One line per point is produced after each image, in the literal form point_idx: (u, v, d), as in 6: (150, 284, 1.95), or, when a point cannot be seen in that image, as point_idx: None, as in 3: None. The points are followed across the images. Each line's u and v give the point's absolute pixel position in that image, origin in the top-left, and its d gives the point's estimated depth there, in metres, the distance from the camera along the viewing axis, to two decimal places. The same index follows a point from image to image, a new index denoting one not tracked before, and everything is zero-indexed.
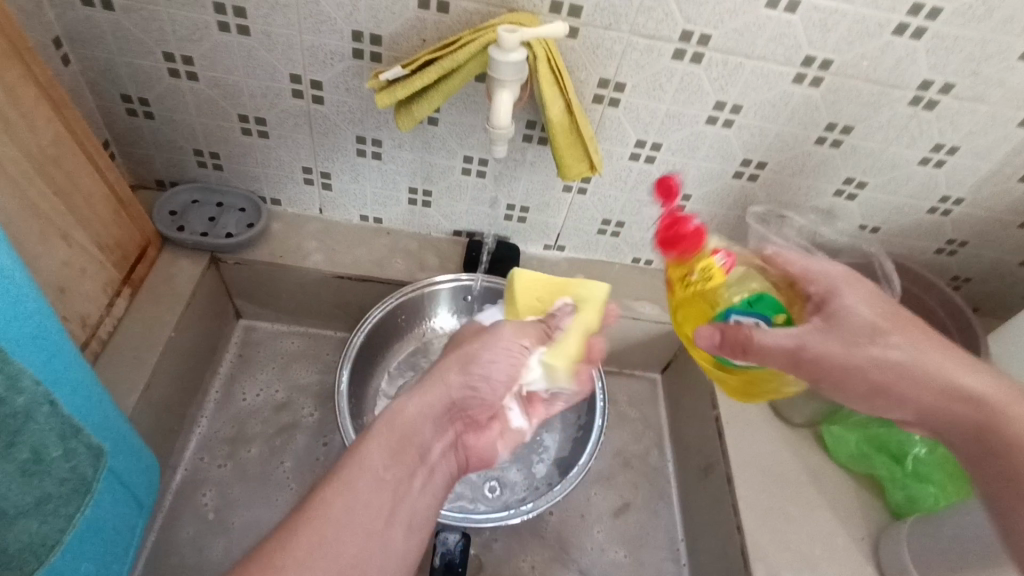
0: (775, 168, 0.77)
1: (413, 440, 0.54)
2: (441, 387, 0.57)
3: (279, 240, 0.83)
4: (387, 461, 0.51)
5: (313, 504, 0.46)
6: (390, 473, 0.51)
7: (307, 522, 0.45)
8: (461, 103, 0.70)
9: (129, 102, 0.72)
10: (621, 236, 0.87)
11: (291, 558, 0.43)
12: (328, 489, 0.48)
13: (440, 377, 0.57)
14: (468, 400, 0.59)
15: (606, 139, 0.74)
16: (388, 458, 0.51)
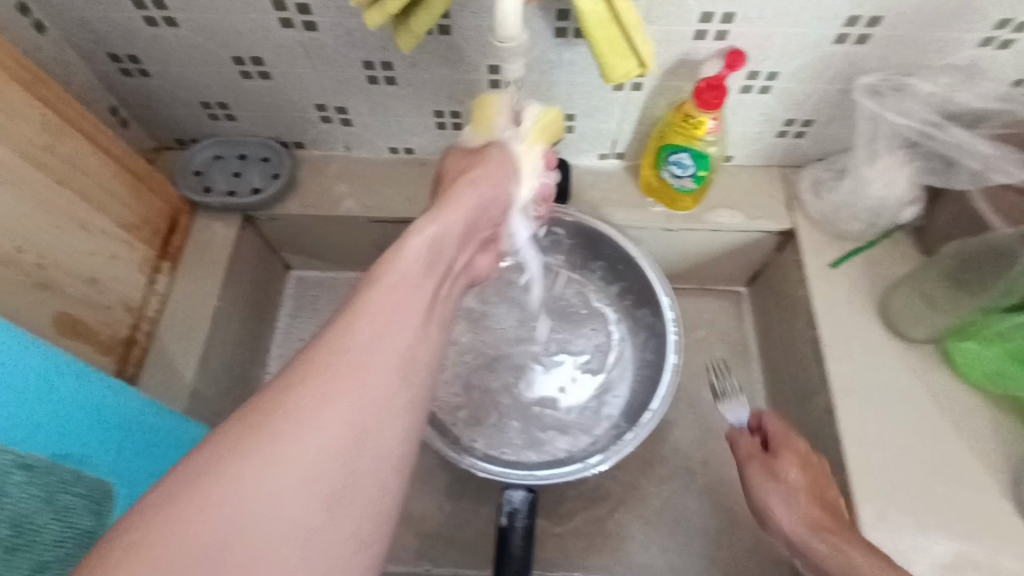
0: (894, 21, 0.58)
1: (436, 264, 0.48)
2: (456, 205, 0.52)
3: (310, 188, 0.77)
4: (416, 277, 0.45)
5: (337, 328, 0.39)
6: (420, 299, 0.44)
7: (335, 342, 0.38)
8: (472, 3, 0.57)
9: (119, 62, 0.66)
10: None
11: (311, 384, 0.36)
12: (350, 316, 0.40)
13: (454, 198, 0.52)
14: (480, 220, 0.55)
15: (661, 18, 0.58)
16: (418, 270, 0.46)
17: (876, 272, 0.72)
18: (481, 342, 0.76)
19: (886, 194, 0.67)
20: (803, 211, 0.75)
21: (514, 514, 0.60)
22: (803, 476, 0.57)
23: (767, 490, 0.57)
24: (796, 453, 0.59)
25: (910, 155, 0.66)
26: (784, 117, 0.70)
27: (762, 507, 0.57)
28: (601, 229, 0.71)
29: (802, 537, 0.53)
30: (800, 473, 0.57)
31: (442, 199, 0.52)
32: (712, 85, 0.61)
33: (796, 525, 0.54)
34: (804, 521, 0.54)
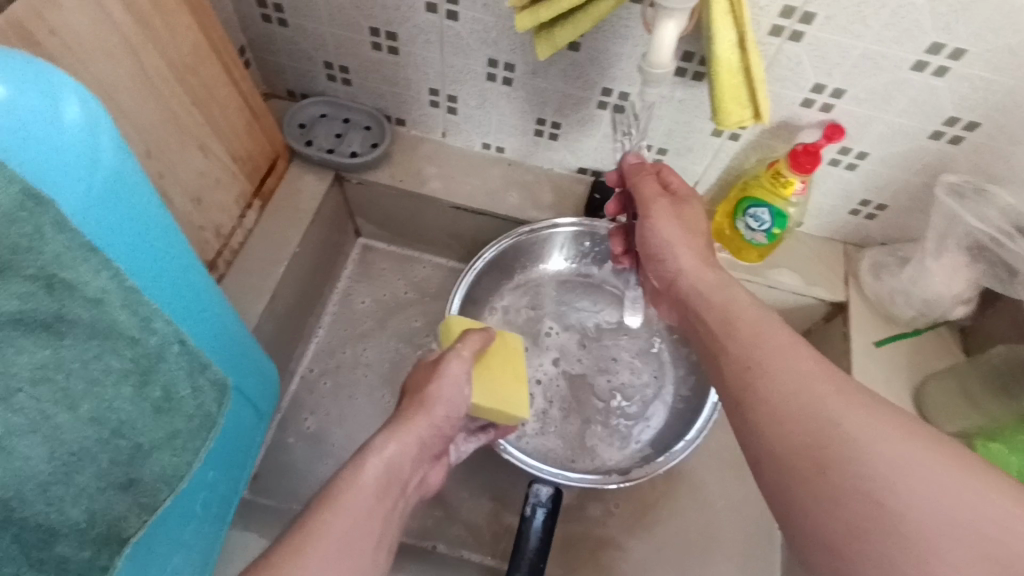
0: (992, 130, 0.62)
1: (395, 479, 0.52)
2: (419, 422, 0.54)
3: (401, 163, 0.81)
4: (370, 497, 0.49)
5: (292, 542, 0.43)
6: (378, 508, 0.49)
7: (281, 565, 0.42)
8: (608, 28, 0.61)
9: (264, 8, 0.70)
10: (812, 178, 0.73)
11: None
12: (304, 531, 0.44)
13: (418, 414, 0.54)
14: (435, 436, 0.56)
15: (777, 79, 0.62)
16: (374, 491, 0.49)
17: (917, 361, 0.74)
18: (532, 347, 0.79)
19: (945, 289, 0.70)
20: (860, 288, 0.78)
21: (537, 506, 0.63)
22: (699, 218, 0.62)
23: (668, 230, 0.61)
24: (699, 210, 0.63)
25: (974, 257, 0.68)
26: (862, 196, 0.73)
27: (658, 249, 0.62)
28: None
29: (695, 276, 0.59)
30: (691, 225, 0.62)
31: (405, 412, 0.55)
32: (809, 151, 0.64)
33: (695, 266, 0.59)
34: (700, 264, 0.59)
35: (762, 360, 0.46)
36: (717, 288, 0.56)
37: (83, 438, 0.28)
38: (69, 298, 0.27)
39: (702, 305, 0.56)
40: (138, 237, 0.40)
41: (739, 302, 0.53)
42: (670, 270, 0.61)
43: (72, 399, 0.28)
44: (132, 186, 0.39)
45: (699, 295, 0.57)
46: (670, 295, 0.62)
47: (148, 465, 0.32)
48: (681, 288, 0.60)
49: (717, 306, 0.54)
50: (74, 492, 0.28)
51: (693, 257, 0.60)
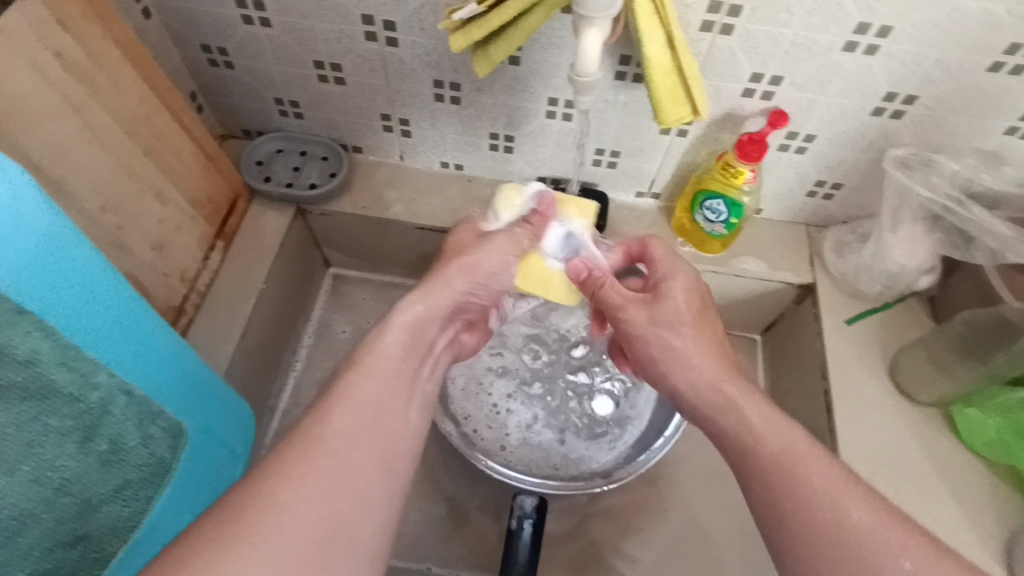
0: (930, 102, 0.63)
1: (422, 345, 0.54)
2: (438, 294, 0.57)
3: (360, 190, 0.81)
4: (395, 359, 0.51)
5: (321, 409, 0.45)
6: (404, 367, 0.51)
7: (309, 437, 0.42)
8: (544, 39, 0.62)
9: (209, 52, 0.71)
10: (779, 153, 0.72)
11: (298, 469, 0.40)
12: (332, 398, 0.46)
13: (439, 286, 0.58)
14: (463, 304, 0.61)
15: (715, 74, 0.64)
16: (395, 364, 0.51)
17: (888, 334, 0.75)
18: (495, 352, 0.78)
19: (905, 260, 0.71)
20: (824, 267, 0.79)
21: (524, 518, 0.63)
22: (690, 324, 0.56)
23: (652, 328, 0.57)
24: (694, 323, 0.57)
25: (930, 226, 0.70)
26: (815, 178, 0.74)
27: (655, 362, 0.57)
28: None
29: (693, 386, 0.54)
30: (686, 338, 0.56)
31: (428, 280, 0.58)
32: (755, 141, 0.65)
33: (695, 378, 0.54)
34: (704, 367, 0.54)
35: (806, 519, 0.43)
36: (728, 396, 0.52)
37: (25, 500, 0.28)
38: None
39: (719, 418, 0.52)
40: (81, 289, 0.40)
41: (756, 417, 0.49)
42: (669, 381, 0.57)
43: (10, 462, 0.27)
44: (67, 236, 0.39)
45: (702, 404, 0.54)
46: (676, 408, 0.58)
47: (98, 520, 0.32)
48: (683, 394, 0.55)
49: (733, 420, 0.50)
50: (18, 554, 0.28)
51: (702, 361, 0.55)
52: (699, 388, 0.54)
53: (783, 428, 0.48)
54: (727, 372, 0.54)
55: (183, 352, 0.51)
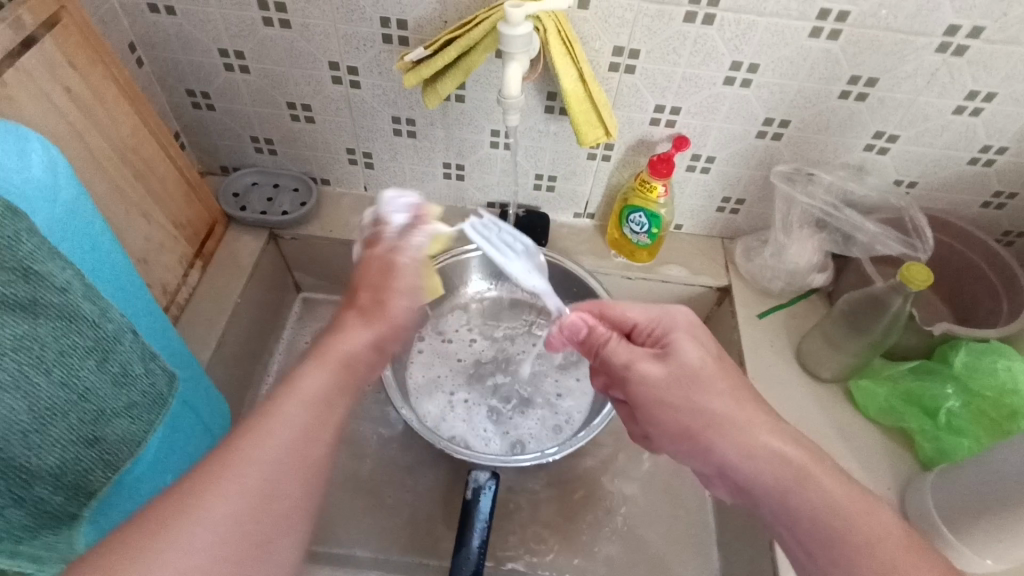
0: (799, 125, 0.77)
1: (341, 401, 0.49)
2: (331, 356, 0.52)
3: (329, 217, 0.91)
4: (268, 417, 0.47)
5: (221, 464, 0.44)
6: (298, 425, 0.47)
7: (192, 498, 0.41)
8: (482, 79, 0.75)
9: (193, 96, 0.81)
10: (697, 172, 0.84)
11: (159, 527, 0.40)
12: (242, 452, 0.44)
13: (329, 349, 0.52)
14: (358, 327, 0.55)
15: (626, 105, 0.77)
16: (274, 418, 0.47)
17: (794, 325, 0.86)
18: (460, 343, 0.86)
19: (799, 259, 0.84)
20: (737, 271, 0.90)
21: (479, 488, 0.69)
22: (720, 388, 0.53)
23: (693, 389, 0.53)
24: (724, 389, 0.52)
25: (817, 229, 0.83)
26: (722, 195, 0.87)
27: (687, 428, 0.53)
28: (570, 268, 0.86)
29: (749, 459, 0.49)
30: (716, 397, 0.52)
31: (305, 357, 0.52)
32: (664, 159, 0.78)
33: (746, 451, 0.50)
34: (744, 437, 0.50)
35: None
36: (796, 485, 0.48)
37: (54, 399, 0.35)
38: (41, 284, 0.35)
39: (789, 509, 0.48)
40: (105, 265, 0.48)
41: (836, 501, 0.47)
42: (712, 452, 0.51)
43: (45, 363, 0.35)
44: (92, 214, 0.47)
45: (768, 491, 0.49)
46: (721, 481, 0.52)
47: (110, 428, 0.39)
48: (733, 466, 0.50)
49: (817, 512, 0.47)
50: (48, 440, 0.35)
51: (765, 448, 0.49)
52: (759, 469, 0.49)
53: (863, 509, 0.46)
54: (788, 449, 0.49)
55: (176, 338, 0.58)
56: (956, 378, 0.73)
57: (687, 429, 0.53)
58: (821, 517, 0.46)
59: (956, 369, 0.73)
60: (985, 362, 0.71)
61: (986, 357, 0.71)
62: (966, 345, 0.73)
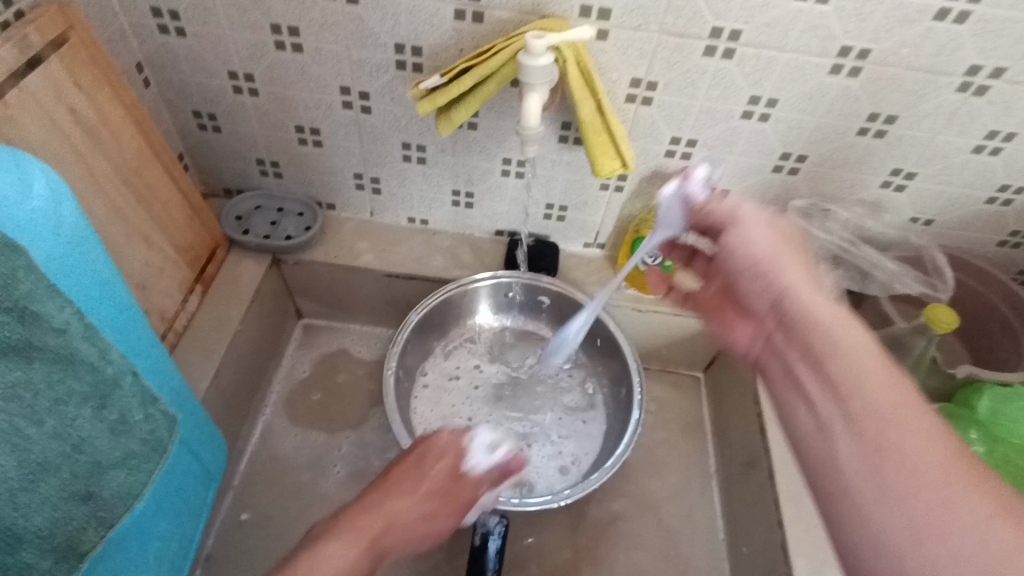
0: (816, 160, 0.76)
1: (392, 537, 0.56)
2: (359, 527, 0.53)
3: (333, 242, 0.89)
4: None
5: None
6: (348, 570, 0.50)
7: None
8: (497, 107, 0.73)
9: (199, 118, 0.80)
10: None
11: None
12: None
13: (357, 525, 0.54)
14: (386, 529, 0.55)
15: (641, 137, 0.76)
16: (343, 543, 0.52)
17: None
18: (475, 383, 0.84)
19: None
20: None
21: (488, 535, 0.67)
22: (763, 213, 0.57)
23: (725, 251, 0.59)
24: (776, 233, 0.55)
25: (835, 265, 0.81)
26: None
27: (755, 261, 0.54)
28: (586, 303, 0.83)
29: (789, 291, 0.50)
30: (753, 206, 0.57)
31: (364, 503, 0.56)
32: None
33: (795, 284, 0.50)
34: (803, 281, 0.50)
35: (851, 486, 0.39)
36: (840, 364, 0.42)
37: (46, 450, 0.32)
38: (37, 324, 0.32)
39: (815, 424, 0.43)
40: (106, 301, 0.46)
41: (871, 389, 0.40)
42: (767, 284, 0.53)
43: (36, 412, 0.32)
44: (96, 247, 0.44)
45: (814, 385, 0.44)
46: (770, 314, 0.52)
47: (107, 481, 0.36)
48: (778, 300, 0.51)
49: (843, 403, 0.41)
50: (39, 497, 0.32)
51: (851, 337, 0.44)
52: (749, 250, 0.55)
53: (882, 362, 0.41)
54: (863, 333, 0.43)
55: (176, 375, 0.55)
56: (979, 424, 0.70)
57: (751, 214, 0.56)
58: (822, 328, 0.45)
59: (980, 414, 0.70)
60: (1014, 409, 0.68)
61: (1012, 404, 0.69)
62: (993, 391, 0.70)
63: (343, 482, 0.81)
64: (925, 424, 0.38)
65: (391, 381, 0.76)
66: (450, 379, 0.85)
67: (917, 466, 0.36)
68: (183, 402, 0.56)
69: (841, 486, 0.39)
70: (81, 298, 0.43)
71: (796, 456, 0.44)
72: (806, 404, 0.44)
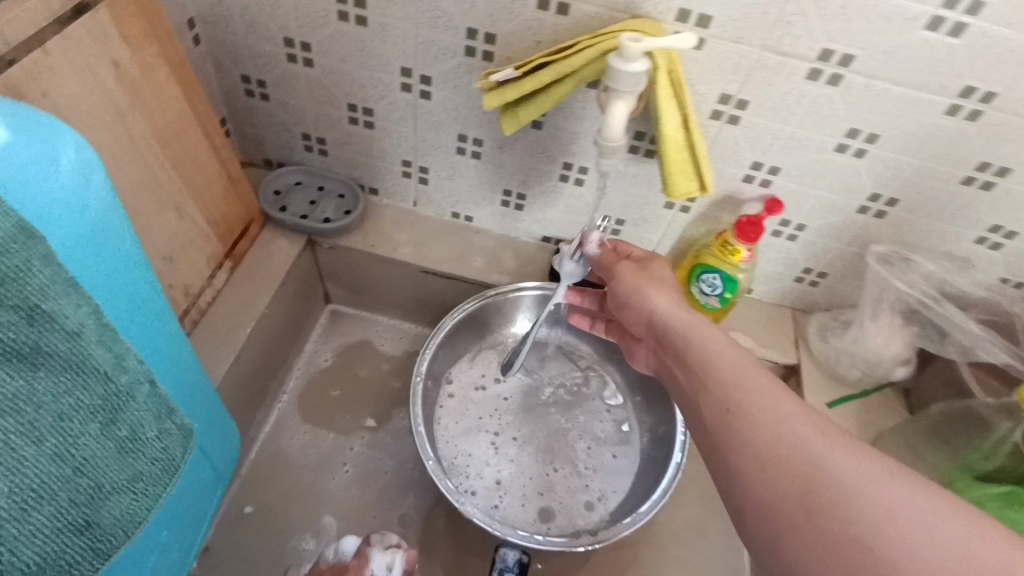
0: (908, 206, 0.69)
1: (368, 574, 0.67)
2: None
3: (372, 229, 0.84)
4: None
5: None
6: None
7: None
8: (567, 109, 0.67)
9: (247, 83, 0.75)
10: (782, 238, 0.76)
11: None
12: None
13: None
14: None
15: (719, 157, 0.69)
16: None
17: (865, 419, 0.78)
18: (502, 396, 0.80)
19: (883, 349, 0.75)
20: (809, 350, 0.83)
21: (505, 569, 0.65)
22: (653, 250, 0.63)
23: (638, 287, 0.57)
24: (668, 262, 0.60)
25: (907, 320, 0.74)
26: (804, 265, 0.80)
27: (637, 292, 0.57)
28: None
29: (669, 315, 0.53)
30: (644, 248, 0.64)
31: None
32: (752, 221, 0.70)
33: (671, 306, 0.54)
34: (674, 304, 0.54)
35: (789, 511, 0.38)
36: (750, 389, 0.44)
37: (45, 474, 0.29)
38: (49, 328, 0.28)
39: (729, 451, 0.42)
40: (131, 289, 0.41)
41: (788, 411, 0.42)
42: (644, 312, 0.56)
43: (37, 432, 0.28)
44: (123, 230, 0.39)
45: (719, 417, 0.44)
46: (649, 339, 0.55)
47: (105, 510, 0.33)
48: (661, 328, 0.53)
49: (765, 432, 0.41)
50: (29, 528, 0.29)
51: (741, 363, 0.46)
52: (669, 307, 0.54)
53: (793, 409, 0.42)
54: (746, 356, 0.47)
55: (196, 369, 0.51)
56: None
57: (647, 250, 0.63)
58: (727, 386, 0.45)
59: None
60: None
61: None
62: None
63: (355, 482, 0.79)
64: (850, 439, 0.40)
65: (419, 388, 0.71)
66: (478, 388, 0.80)
67: (859, 474, 0.37)
68: (200, 402, 0.52)
69: (778, 513, 0.38)
70: (100, 287, 0.38)
71: (722, 503, 0.43)
72: (714, 440, 0.44)
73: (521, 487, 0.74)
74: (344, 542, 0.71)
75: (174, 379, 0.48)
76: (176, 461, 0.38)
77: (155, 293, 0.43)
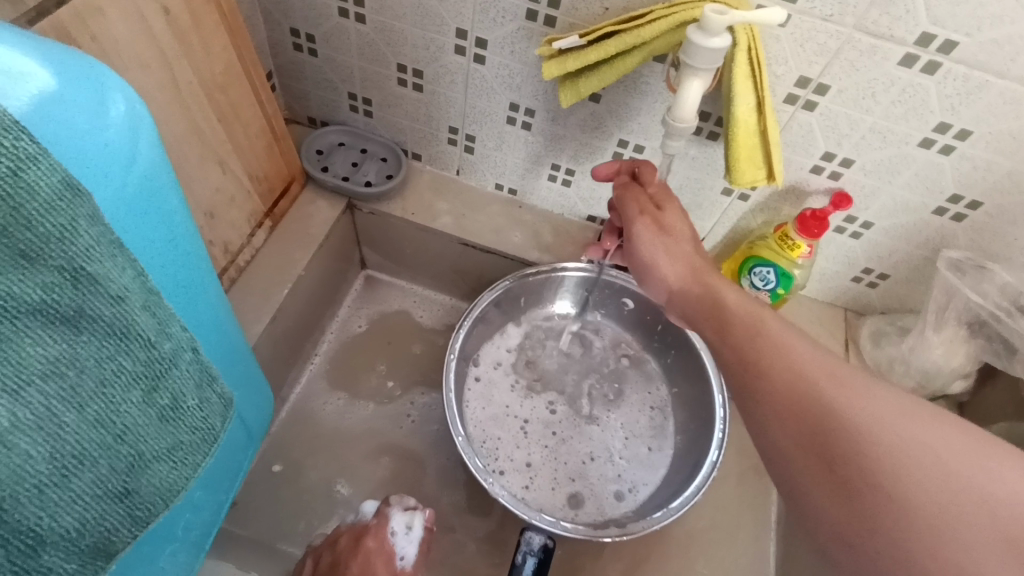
0: (992, 211, 0.63)
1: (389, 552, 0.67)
2: None
3: (413, 196, 0.82)
4: None
5: None
6: None
7: None
8: (629, 83, 0.63)
9: (296, 37, 0.72)
10: (846, 235, 0.72)
11: None
12: None
13: None
14: None
15: (790, 145, 0.65)
16: None
17: None
18: (536, 377, 0.78)
19: (943, 361, 0.70)
20: (858, 352, 0.79)
21: (528, 554, 0.61)
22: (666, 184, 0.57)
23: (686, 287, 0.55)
24: None
25: (973, 332, 0.69)
26: (864, 265, 0.75)
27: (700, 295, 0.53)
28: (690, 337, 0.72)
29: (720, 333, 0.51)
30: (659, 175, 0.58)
31: None
32: (817, 215, 0.65)
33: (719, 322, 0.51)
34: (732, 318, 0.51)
35: (818, 475, 0.40)
36: (771, 359, 0.45)
37: (88, 440, 0.30)
38: (92, 292, 0.28)
39: (759, 422, 0.44)
40: (175, 252, 0.39)
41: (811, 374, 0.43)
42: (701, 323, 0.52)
43: (80, 398, 0.29)
44: (170, 191, 0.37)
45: (745, 390, 0.45)
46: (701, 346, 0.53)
47: (145, 478, 0.34)
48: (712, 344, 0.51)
49: (790, 393, 0.43)
50: (71, 494, 0.30)
51: (777, 342, 0.46)
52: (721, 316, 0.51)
53: (814, 362, 0.43)
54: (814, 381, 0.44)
55: (236, 334, 0.50)
56: None
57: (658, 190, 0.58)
58: (749, 356, 0.46)
59: None
60: None
61: None
62: None
63: (380, 450, 0.78)
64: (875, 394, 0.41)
65: (453, 364, 0.70)
66: (509, 366, 0.79)
67: (916, 464, 0.37)
68: (239, 367, 0.52)
69: (811, 479, 0.40)
70: (145, 251, 0.37)
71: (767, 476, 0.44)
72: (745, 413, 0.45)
73: (550, 472, 0.73)
74: (365, 504, 0.71)
75: (217, 344, 0.47)
76: (214, 430, 0.40)
77: (199, 257, 0.42)
